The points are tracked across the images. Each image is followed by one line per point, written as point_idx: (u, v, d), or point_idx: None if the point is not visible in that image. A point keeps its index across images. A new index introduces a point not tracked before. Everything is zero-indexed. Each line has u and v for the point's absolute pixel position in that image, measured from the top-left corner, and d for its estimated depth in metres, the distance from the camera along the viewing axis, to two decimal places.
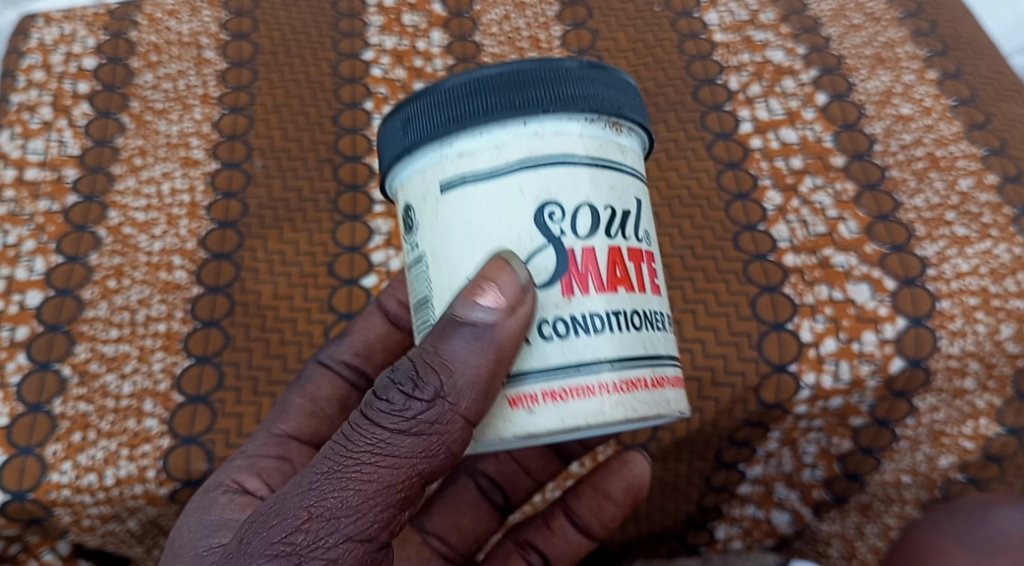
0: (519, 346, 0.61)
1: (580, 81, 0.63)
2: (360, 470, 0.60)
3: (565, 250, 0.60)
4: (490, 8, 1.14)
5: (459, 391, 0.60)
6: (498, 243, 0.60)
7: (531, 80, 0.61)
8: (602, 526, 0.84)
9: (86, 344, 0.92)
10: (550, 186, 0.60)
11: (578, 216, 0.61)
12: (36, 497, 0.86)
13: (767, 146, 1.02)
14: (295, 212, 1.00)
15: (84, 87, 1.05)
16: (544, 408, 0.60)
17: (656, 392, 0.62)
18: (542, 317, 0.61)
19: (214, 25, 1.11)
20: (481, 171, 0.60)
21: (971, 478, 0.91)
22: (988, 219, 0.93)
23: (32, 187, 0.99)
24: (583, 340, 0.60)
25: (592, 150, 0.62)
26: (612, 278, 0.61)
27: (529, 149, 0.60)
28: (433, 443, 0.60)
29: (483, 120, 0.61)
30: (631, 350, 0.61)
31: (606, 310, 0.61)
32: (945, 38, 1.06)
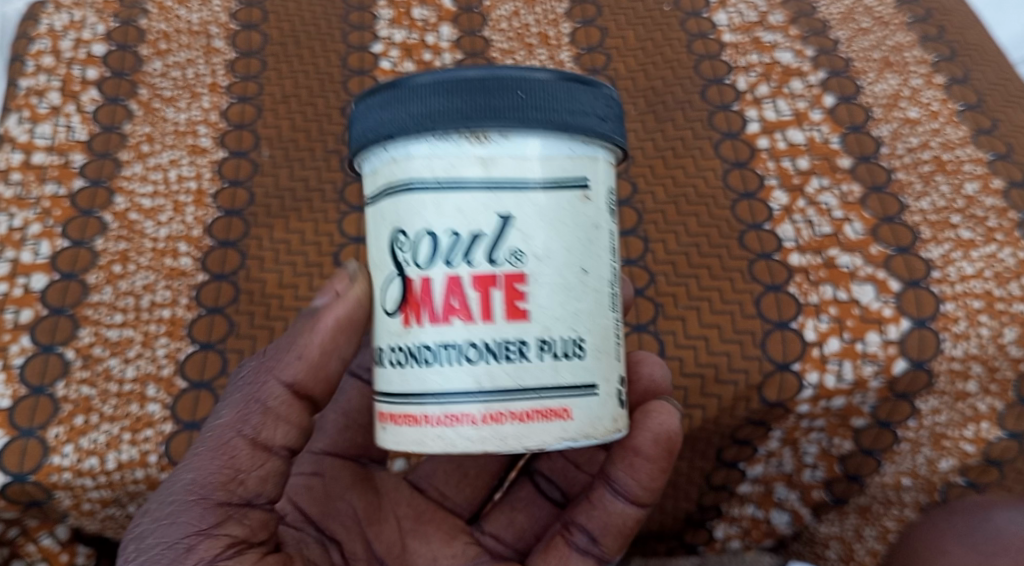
0: (379, 368, 0.65)
1: (437, 95, 0.60)
2: (201, 440, 0.69)
3: (407, 280, 0.62)
4: (499, 4, 1.14)
5: (269, 360, 0.69)
6: (375, 263, 0.65)
7: (391, 103, 0.62)
8: (643, 487, 0.74)
9: (90, 328, 0.92)
10: (399, 212, 0.62)
11: (421, 243, 0.61)
12: (37, 480, 0.86)
13: (774, 146, 1.02)
14: (302, 202, 1.01)
15: (93, 73, 1.05)
16: (387, 430, 0.64)
17: (486, 428, 0.60)
18: (390, 344, 0.64)
19: (224, 15, 1.11)
20: (366, 196, 0.66)
21: (970, 482, 0.91)
22: (994, 223, 0.94)
23: (38, 170, 0.99)
24: (415, 371, 0.62)
25: (439, 172, 0.60)
26: (445, 309, 0.60)
27: (388, 178, 0.63)
28: (247, 402, 0.68)
29: (358, 147, 0.65)
30: (457, 386, 0.60)
31: (436, 343, 0.61)
32: (953, 43, 1.07)
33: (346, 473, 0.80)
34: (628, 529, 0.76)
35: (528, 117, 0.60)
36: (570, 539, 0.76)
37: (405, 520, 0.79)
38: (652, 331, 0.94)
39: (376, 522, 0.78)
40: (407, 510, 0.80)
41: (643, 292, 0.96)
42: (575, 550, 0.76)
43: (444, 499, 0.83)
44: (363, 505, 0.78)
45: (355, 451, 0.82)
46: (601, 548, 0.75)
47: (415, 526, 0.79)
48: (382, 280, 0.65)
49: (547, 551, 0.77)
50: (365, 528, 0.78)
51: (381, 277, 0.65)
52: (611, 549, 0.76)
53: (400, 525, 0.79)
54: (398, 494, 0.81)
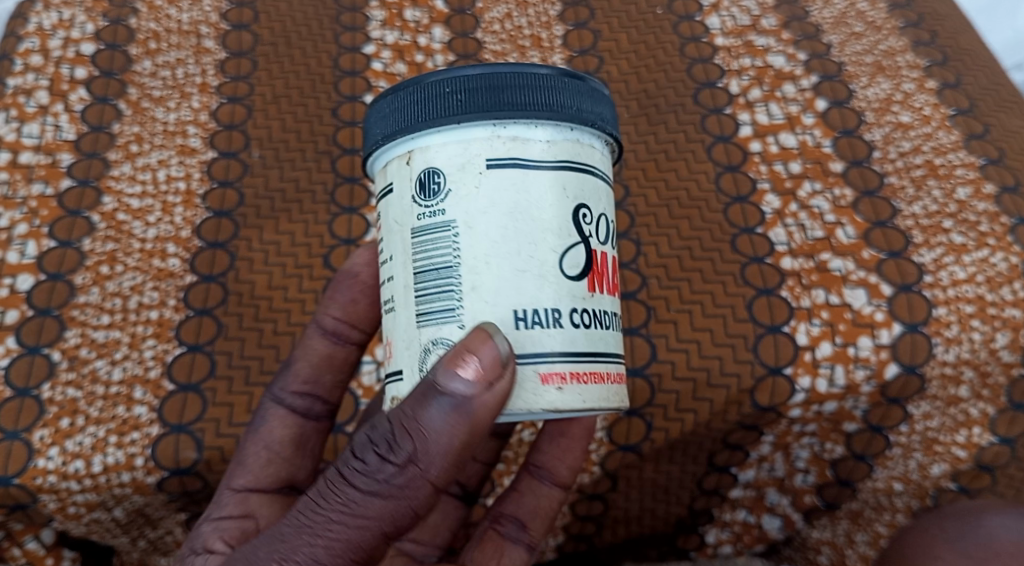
0: (551, 330, 0.59)
1: (605, 105, 0.65)
2: (327, 530, 0.60)
3: (592, 250, 0.62)
4: (493, 7, 1.13)
5: (405, 454, 0.59)
6: (540, 231, 0.59)
7: (576, 91, 0.62)
8: (569, 468, 0.82)
9: (76, 330, 0.91)
10: (583, 189, 0.61)
11: (600, 223, 0.62)
12: (22, 483, 0.85)
13: (766, 150, 1.02)
14: (292, 203, 1.00)
15: (82, 72, 1.04)
16: (573, 387, 0.60)
17: (596, 385, 0.61)
18: (574, 306, 0.60)
19: (215, 15, 1.11)
20: (534, 159, 0.60)
21: (962, 487, 0.91)
22: (986, 228, 0.93)
23: (26, 170, 0.98)
24: (602, 332, 0.62)
25: (608, 169, 0.65)
26: (615, 283, 0.64)
27: (572, 153, 0.61)
28: (373, 498, 0.60)
29: (537, 113, 0.60)
30: (624, 347, 0.65)
31: (610, 310, 0.63)
32: (945, 49, 1.07)
33: (275, 508, 0.76)
34: (552, 512, 0.82)
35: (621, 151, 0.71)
36: (502, 531, 0.79)
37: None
38: (643, 334, 0.94)
39: None
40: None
41: (635, 295, 0.96)
42: (508, 540, 0.79)
43: None
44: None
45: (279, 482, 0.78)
46: (530, 533, 0.80)
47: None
48: (558, 247, 0.60)
49: (482, 544, 0.78)
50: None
51: (552, 243, 0.60)
52: (538, 535, 0.80)
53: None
54: None
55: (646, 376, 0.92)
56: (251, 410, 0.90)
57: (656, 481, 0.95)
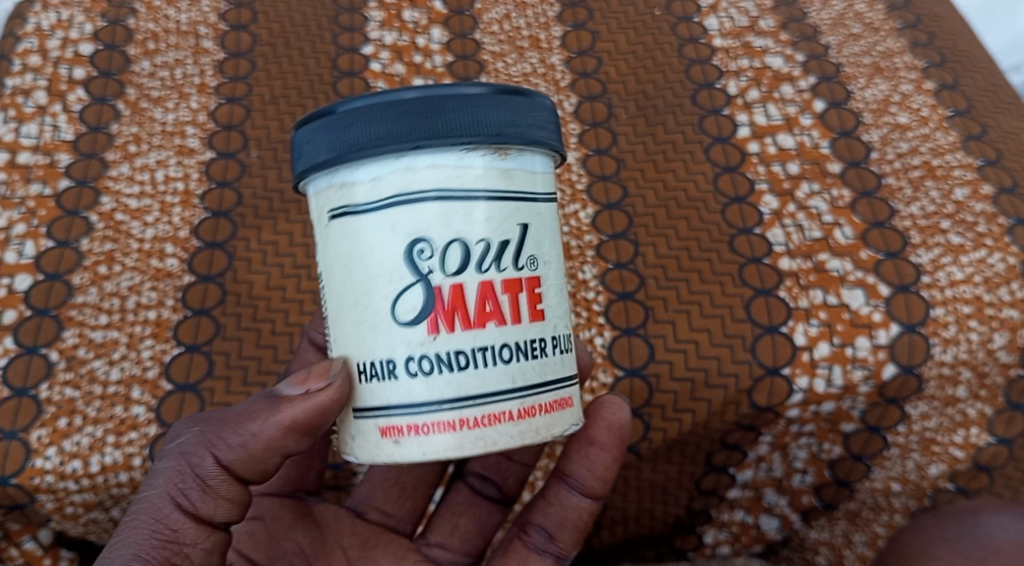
0: (387, 381, 0.62)
1: (446, 111, 0.61)
2: (135, 518, 0.67)
3: (432, 288, 0.61)
4: (491, 7, 1.14)
5: (217, 436, 0.67)
6: (375, 278, 0.62)
7: (407, 112, 0.60)
8: (599, 478, 0.76)
9: (74, 330, 0.91)
10: (420, 222, 0.60)
11: (448, 253, 0.61)
12: (19, 483, 0.85)
13: (764, 151, 1.02)
14: (290, 203, 1.00)
15: (80, 72, 1.04)
16: (409, 440, 0.62)
17: (481, 427, 0.61)
18: (409, 353, 0.62)
19: (213, 15, 1.11)
20: (361, 204, 0.61)
21: (960, 488, 0.91)
22: (983, 229, 0.94)
23: (23, 170, 0.98)
24: (447, 377, 0.61)
25: (468, 183, 0.61)
26: (480, 315, 0.61)
27: (401, 185, 0.61)
28: (190, 477, 0.68)
29: (364, 153, 0.61)
30: (496, 385, 0.61)
31: (472, 347, 0.61)
32: (943, 50, 1.07)
33: (286, 512, 0.78)
34: (584, 524, 0.77)
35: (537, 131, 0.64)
36: (528, 540, 0.77)
37: (351, 549, 0.78)
38: (641, 335, 0.94)
39: (322, 556, 0.77)
40: (352, 539, 0.79)
41: (633, 295, 0.96)
42: (534, 551, 0.77)
43: (387, 517, 0.83)
44: (309, 541, 0.77)
45: (291, 486, 0.80)
46: (559, 545, 0.77)
47: (362, 553, 0.78)
48: (389, 293, 0.61)
49: (506, 554, 0.77)
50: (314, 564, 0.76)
51: (387, 287, 0.62)
52: (568, 546, 0.78)
53: (348, 554, 0.78)
54: (339, 524, 0.80)
55: (644, 376, 0.92)
56: None
57: (655, 481, 0.95)
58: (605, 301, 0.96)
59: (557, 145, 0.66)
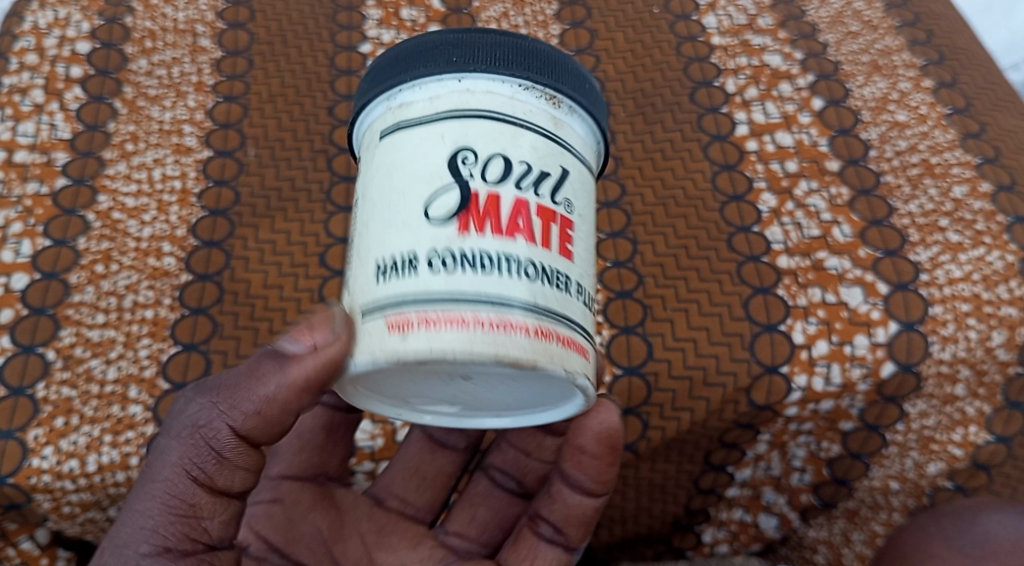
0: (404, 274, 0.56)
1: (521, 53, 0.62)
2: (149, 489, 0.66)
3: (468, 192, 0.57)
4: (489, 5, 1.13)
5: (227, 403, 0.64)
6: (412, 180, 0.58)
7: (473, 44, 0.61)
8: (597, 480, 0.75)
9: (71, 329, 0.91)
10: (465, 134, 0.58)
11: (490, 165, 0.58)
12: (15, 482, 0.85)
13: (763, 149, 1.02)
14: (287, 202, 1.00)
15: (77, 71, 1.03)
16: (417, 334, 0.55)
17: (496, 333, 0.55)
18: (433, 249, 0.56)
19: (211, 14, 1.10)
20: (412, 118, 0.60)
21: (958, 486, 0.91)
22: (982, 227, 0.94)
23: (20, 169, 0.97)
24: (469, 277, 0.56)
25: (518, 113, 0.60)
26: (512, 226, 0.57)
27: (454, 102, 0.59)
28: (204, 450, 0.65)
29: (423, 73, 0.61)
30: (517, 295, 0.56)
31: (497, 252, 0.56)
32: (941, 48, 1.07)
33: (306, 495, 0.78)
34: (589, 518, 0.77)
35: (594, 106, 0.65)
36: (537, 530, 0.77)
37: (368, 535, 0.79)
38: (639, 334, 0.94)
39: (340, 540, 0.77)
40: (369, 525, 0.79)
41: (631, 294, 0.96)
42: (542, 540, 0.77)
43: (406, 504, 0.82)
44: (327, 525, 0.78)
45: (313, 471, 0.80)
46: (566, 537, 0.77)
47: (379, 539, 0.79)
48: (425, 194, 0.58)
49: (516, 544, 0.77)
50: (331, 547, 0.77)
51: (422, 189, 0.58)
52: (576, 538, 0.77)
53: (365, 539, 0.78)
54: (357, 510, 0.80)
55: (642, 374, 0.92)
56: None
57: (653, 480, 0.95)
58: (604, 299, 0.96)
59: (604, 130, 0.66)
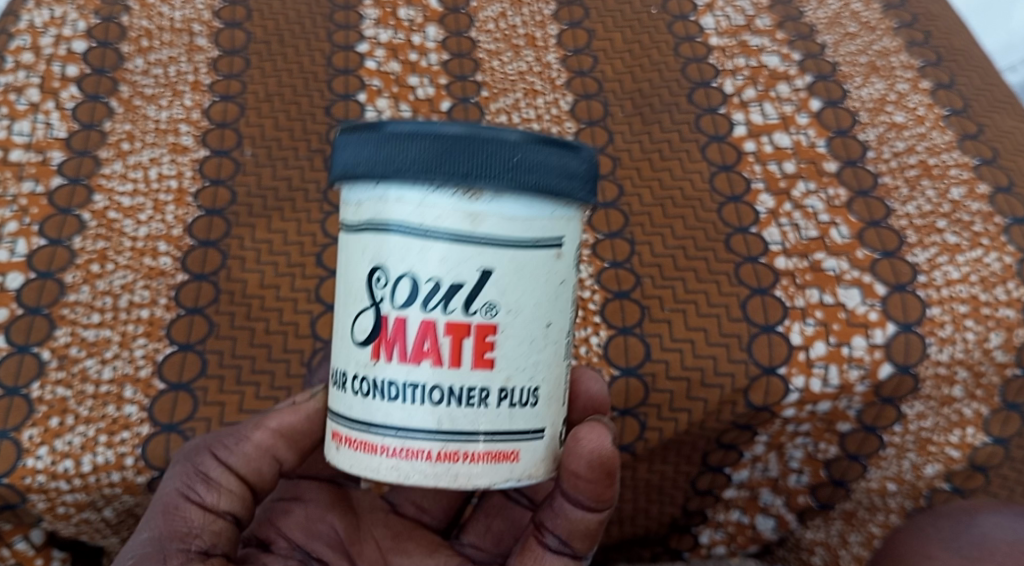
0: (340, 391, 0.63)
1: (432, 147, 0.58)
2: (150, 515, 0.69)
3: (380, 315, 0.60)
4: (487, 5, 1.13)
5: (217, 439, 0.72)
6: (348, 294, 0.63)
7: (384, 142, 0.59)
8: (595, 499, 0.70)
9: (66, 328, 0.91)
10: (380, 252, 0.60)
11: (399, 286, 0.60)
12: (11, 482, 0.85)
13: (761, 150, 1.02)
14: (284, 201, 0.99)
15: (73, 70, 1.03)
16: (344, 451, 0.63)
17: (406, 459, 0.60)
18: (356, 372, 0.62)
19: (207, 13, 1.10)
20: (347, 224, 0.63)
21: (955, 488, 0.91)
22: (979, 228, 0.94)
23: (15, 168, 0.97)
24: (378, 404, 0.61)
25: (428, 221, 0.58)
26: (417, 350, 0.59)
27: (372, 213, 0.60)
28: (196, 471, 0.70)
29: (349, 177, 0.62)
30: (420, 424, 0.60)
31: (403, 381, 0.60)
32: (939, 49, 1.07)
33: (325, 494, 0.78)
34: (594, 530, 0.72)
35: (527, 180, 0.58)
36: (543, 540, 0.73)
37: (384, 540, 0.78)
38: (637, 334, 0.94)
39: (356, 542, 0.77)
40: (384, 530, 0.78)
41: (629, 294, 0.95)
42: (549, 551, 0.73)
43: (422, 512, 0.81)
44: (344, 524, 0.77)
45: (333, 470, 0.80)
46: (573, 548, 0.73)
47: (395, 544, 0.78)
48: (353, 311, 0.62)
49: (522, 554, 0.74)
50: (347, 549, 0.76)
51: (352, 306, 0.62)
52: (583, 549, 0.73)
53: (380, 544, 0.77)
54: (374, 515, 0.80)
55: (640, 375, 0.92)
56: (243, 410, 0.89)
57: (651, 482, 0.94)
58: (601, 300, 0.96)
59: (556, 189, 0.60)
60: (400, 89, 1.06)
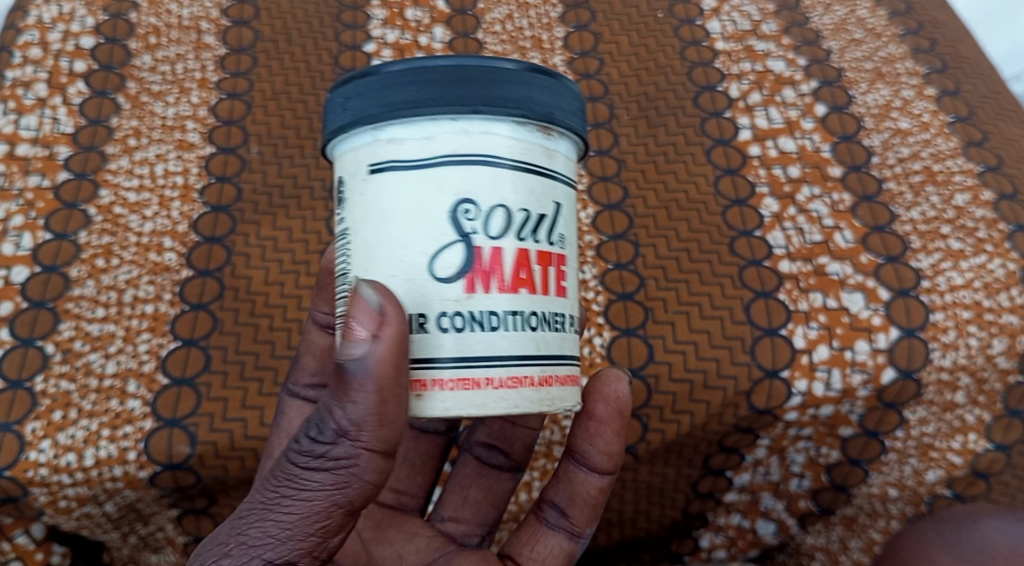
0: (416, 335, 0.60)
1: (510, 82, 0.61)
2: (281, 503, 0.62)
3: (473, 248, 0.60)
4: (494, 7, 1.13)
5: (359, 425, 0.60)
6: (414, 231, 0.60)
7: (462, 78, 0.60)
8: (603, 455, 0.77)
9: (71, 322, 0.91)
10: (469, 183, 0.60)
11: (492, 218, 0.60)
12: (13, 475, 0.85)
13: (766, 153, 1.02)
14: (290, 200, 1.00)
15: (81, 66, 1.03)
16: (432, 395, 0.60)
17: (511, 388, 0.61)
18: (442, 310, 0.60)
19: (215, 11, 1.10)
20: (407, 159, 0.60)
21: (956, 494, 0.91)
22: (984, 235, 0.94)
23: (22, 162, 0.97)
24: (478, 336, 0.60)
25: (517, 153, 0.61)
26: (515, 279, 0.61)
27: (456, 146, 0.60)
28: (346, 476, 0.61)
29: (415, 110, 0.60)
30: (522, 350, 0.61)
31: (504, 309, 0.60)
32: (944, 56, 1.07)
33: None
34: (594, 499, 0.79)
35: (580, 124, 0.65)
36: (543, 515, 0.80)
37: (365, 531, 0.79)
38: (640, 336, 0.94)
39: None
40: (365, 521, 0.80)
41: (633, 296, 0.96)
42: (547, 525, 0.80)
43: (400, 495, 0.84)
44: None
45: None
46: (571, 520, 0.79)
47: (376, 534, 0.79)
48: (430, 249, 0.60)
49: (520, 530, 0.81)
50: None
51: (422, 240, 0.60)
52: (581, 522, 0.79)
53: (362, 535, 0.79)
54: None
55: (643, 376, 0.92)
56: (246, 405, 0.89)
57: (652, 484, 0.95)
58: (604, 301, 0.96)
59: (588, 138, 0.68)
60: None
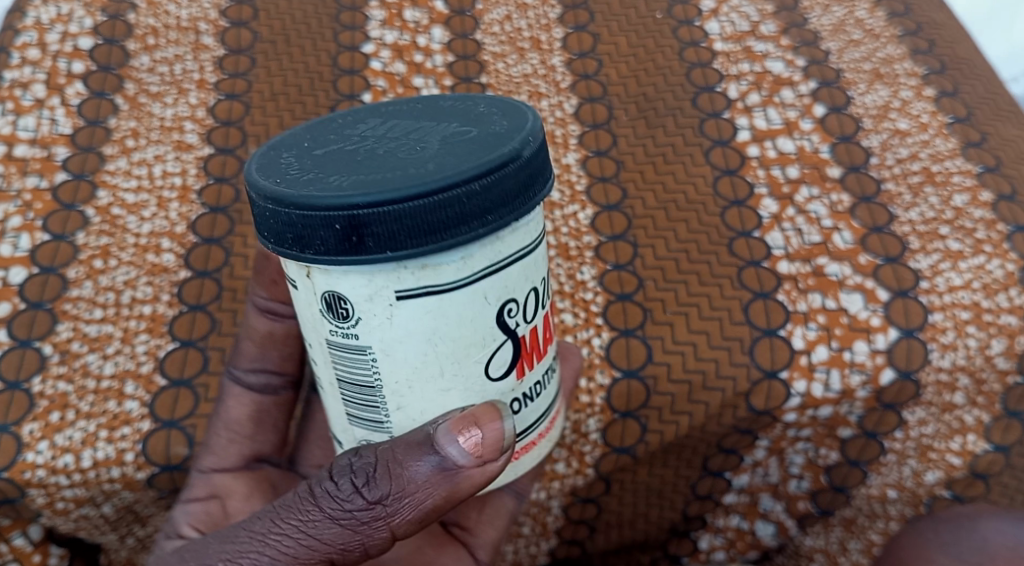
0: None
1: (526, 168, 0.55)
2: (281, 539, 0.60)
3: (517, 340, 0.59)
4: (493, 8, 1.14)
5: (400, 509, 0.59)
6: (467, 348, 0.56)
7: (489, 185, 0.52)
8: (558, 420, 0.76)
9: (68, 323, 0.90)
10: (508, 284, 0.56)
11: (525, 306, 0.59)
12: (10, 477, 0.85)
13: (764, 154, 1.02)
14: None
15: (79, 66, 1.03)
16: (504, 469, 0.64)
17: (552, 428, 0.67)
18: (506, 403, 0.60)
19: (214, 12, 1.11)
20: (446, 283, 0.53)
21: (955, 495, 0.91)
22: (983, 235, 0.93)
23: (20, 163, 0.97)
24: (531, 407, 0.63)
25: (535, 231, 0.58)
26: (544, 342, 0.63)
27: (493, 255, 0.55)
28: (352, 538, 0.60)
29: (453, 239, 0.52)
30: (552, 396, 0.66)
31: (542, 372, 0.63)
32: (943, 57, 1.07)
33: (241, 485, 0.79)
34: None
35: None
36: None
37: None
38: (639, 336, 0.93)
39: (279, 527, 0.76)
40: None
41: (631, 296, 0.95)
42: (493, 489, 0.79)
43: None
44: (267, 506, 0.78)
45: (246, 459, 0.81)
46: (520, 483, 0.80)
47: None
48: (481, 357, 0.57)
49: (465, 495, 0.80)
50: None
51: (477, 356, 0.57)
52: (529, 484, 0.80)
53: None
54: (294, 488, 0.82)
55: (641, 377, 0.92)
56: None
57: (651, 485, 0.96)
58: (603, 301, 0.96)
59: None
60: (405, 89, 1.06)
